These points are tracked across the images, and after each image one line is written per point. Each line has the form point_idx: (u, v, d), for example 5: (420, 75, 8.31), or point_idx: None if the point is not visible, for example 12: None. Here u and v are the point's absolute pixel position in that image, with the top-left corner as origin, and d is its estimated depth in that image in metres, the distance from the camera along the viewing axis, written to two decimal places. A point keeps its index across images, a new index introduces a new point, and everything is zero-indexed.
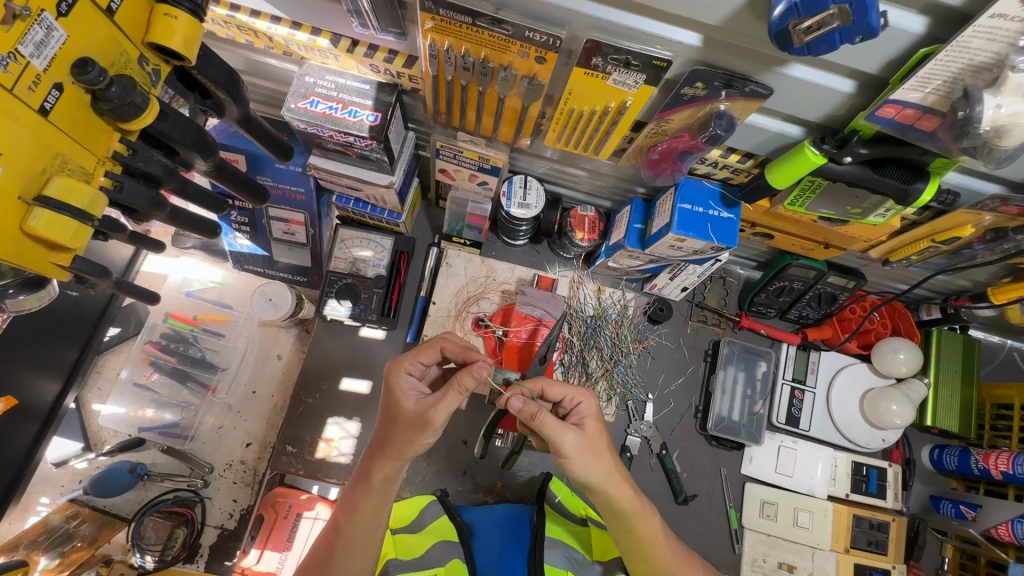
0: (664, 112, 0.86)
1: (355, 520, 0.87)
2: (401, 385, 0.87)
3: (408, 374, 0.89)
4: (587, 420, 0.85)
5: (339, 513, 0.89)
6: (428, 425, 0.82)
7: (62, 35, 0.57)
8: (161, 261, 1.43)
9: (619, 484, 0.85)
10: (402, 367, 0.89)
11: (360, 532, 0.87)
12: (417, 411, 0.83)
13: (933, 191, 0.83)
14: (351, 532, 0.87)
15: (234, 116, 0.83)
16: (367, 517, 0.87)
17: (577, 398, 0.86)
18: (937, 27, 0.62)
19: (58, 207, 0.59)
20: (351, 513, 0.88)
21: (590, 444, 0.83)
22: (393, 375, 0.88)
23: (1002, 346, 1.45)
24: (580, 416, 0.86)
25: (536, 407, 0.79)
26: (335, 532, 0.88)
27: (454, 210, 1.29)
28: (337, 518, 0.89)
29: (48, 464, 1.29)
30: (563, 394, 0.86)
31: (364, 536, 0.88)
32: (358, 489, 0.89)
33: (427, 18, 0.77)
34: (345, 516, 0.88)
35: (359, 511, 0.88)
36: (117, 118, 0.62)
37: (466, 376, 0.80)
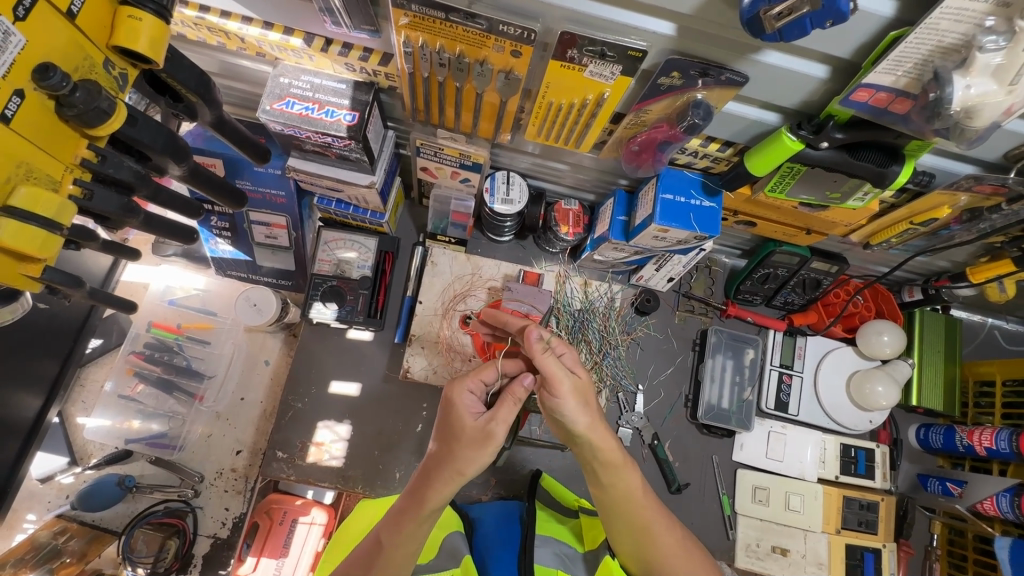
0: (641, 102, 0.86)
1: (397, 540, 0.79)
2: (499, 433, 0.79)
3: (469, 392, 0.85)
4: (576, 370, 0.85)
5: (382, 531, 0.81)
6: (490, 439, 0.78)
7: (21, 40, 0.55)
8: (142, 270, 1.41)
9: (601, 437, 0.83)
10: (462, 386, 0.85)
11: (402, 554, 0.79)
12: (479, 424, 0.79)
13: (908, 174, 0.84)
14: (393, 552, 0.79)
15: (207, 120, 0.81)
16: (413, 540, 0.79)
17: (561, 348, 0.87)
18: (905, 10, 0.62)
19: (25, 217, 0.58)
20: (395, 536, 0.79)
21: (581, 390, 0.82)
22: (453, 392, 0.84)
23: (983, 324, 1.47)
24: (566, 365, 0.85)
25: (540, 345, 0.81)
26: (375, 546, 0.80)
27: (438, 208, 1.28)
28: (379, 535, 0.81)
29: (34, 480, 1.27)
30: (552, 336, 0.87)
31: (405, 559, 0.80)
32: (409, 511, 0.80)
33: (401, 14, 0.76)
34: (387, 533, 0.80)
35: (406, 537, 0.79)
36: (83, 124, 0.61)
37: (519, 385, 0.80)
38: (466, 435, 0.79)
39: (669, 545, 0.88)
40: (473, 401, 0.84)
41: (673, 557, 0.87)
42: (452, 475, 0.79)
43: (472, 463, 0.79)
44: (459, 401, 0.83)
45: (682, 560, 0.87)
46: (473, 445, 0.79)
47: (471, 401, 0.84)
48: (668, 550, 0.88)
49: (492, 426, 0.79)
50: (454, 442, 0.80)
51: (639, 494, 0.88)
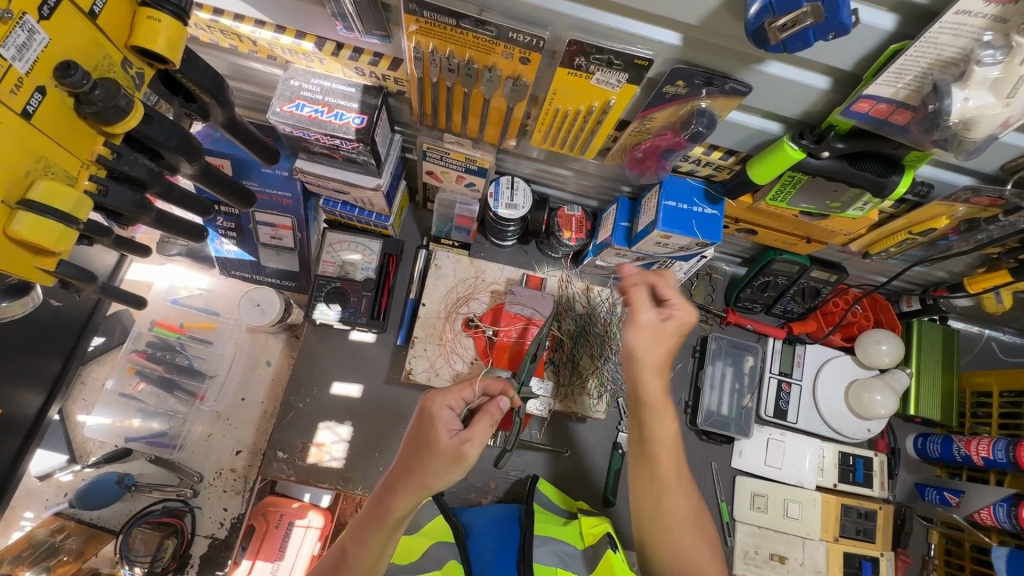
0: (646, 110, 0.88)
1: (360, 548, 0.82)
2: (472, 455, 0.79)
3: (448, 407, 0.83)
4: (673, 316, 0.93)
5: (347, 541, 0.83)
6: (462, 460, 0.78)
7: (44, 38, 0.57)
8: (146, 269, 1.41)
9: (653, 376, 0.92)
10: (441, 402, 0.82)
11: (365, 563, 0.81)
12: (454, 445, 0.78)
13: (908, 184, 0.85)
14: (356, 561, 0.81)
15: (219, 120, 0.83)
16: (376, 550, 0.82)
17: (676, 306, 0.94)
18: (906, 23, 0.64)
19: (43, 211, 0.59)
20: (361, 544, 0.81)
21: (660, 333, 0.92)
22: (432, 405, 0.82)
23: (980, 336, 1.49)
24: (670, 313, 0.93)
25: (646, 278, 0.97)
26: (340, 556, 0.83)
27: (443, 211, 1.30)
28: (344, 545, 0.83)
29: (33, 478, 1.26)
30: (671, 294, 0.95)
31: (371, 564, 0.82)
32: (372, 521, 0.81)
33: (411, 20, 0.78)
34: (352, 545, 0.82)
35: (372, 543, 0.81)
36: (101, 122, 0.62)
37: (496, 404, 0.84)
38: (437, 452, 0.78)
39: (677, 506, 0.90)
40: (450, 415, 0.81)
41: (682, 522, 0.89)
42: (417, 487, 0.79)
43: (438, 479, 0.78)
44: (437, 415, 0.80)
45: (689, 528, 0.90)
46: (443, 462, 0.78)
47: (449, 416, 0.81)
48: (678, 513, 0.90)
49: (466, 448, 0.78)
50: (425, 455, 0.79)
51: (671, 441, 0.92)
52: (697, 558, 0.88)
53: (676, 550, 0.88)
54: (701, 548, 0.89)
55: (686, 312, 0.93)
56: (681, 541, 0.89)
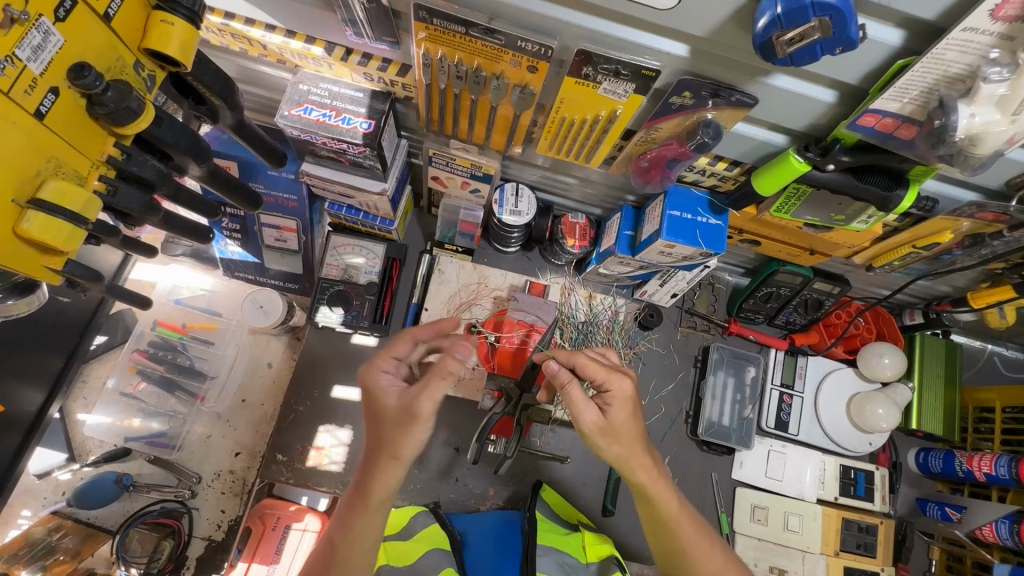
0: (652, 120, 0.88)
1: (349, 536, 0.78)
2: (426, 411, 0.73)
3: (385, 372, 0.79)
4: (611, 406, 0.80)
5: (333, 532, 0.79)
6: (414, 417, 0.72)
7: (60, 40, 0.57)
8: (150, 269, 1.42)
9: (637, 466, 0.82)
10: (376, 367, 0.79)
11: (359, 549, 0.78)
12: (400, 405, 0.74)
13: (912, 198, 0.85)
14: (346, 547, 0.77)
15: (228, 123, 0.83)
16: (366, 534, 0.78)
17: (608, 383, 0.81)
18: (912, 40, 0.65)
19: (53, 210, 0.59)
20: (347, 532, 0.77)
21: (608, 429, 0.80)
22: (369, 377, 0.79)
23: (983, 351, 1.48)
24: (607, 400, 0.81)
25: (567, 376, 0.81)
26: (328, 548, 0.79)
27: (446, 217, 1.29)
28: (331, 535, 0.79)
29: (30, 476, 1.26)
30: (594, 374, 0.81)
31: (364, 551, 0.78)
32: (354, 506, 0.77)
33: (421, 27, 0.79)
34: (337, 532, 0.78)
35: (359, 529, 0.77)
36: (112, 123, 0.63)
37: (449, 357, 0.71)
38: (390, 419, 0.75)
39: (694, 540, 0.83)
40: (389, 380, 0.79)
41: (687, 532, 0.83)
42: (388, 462, 0.75)
43: (403, 446, 0.74)
44: (378, 387, 0.78)
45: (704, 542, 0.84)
46: (398, 427, 0.74)
47: (388, 380, 0.79)
48: (686, 537, 0.83)
49: (416, 405, 0.72)
50: (381, 427, 0.76)
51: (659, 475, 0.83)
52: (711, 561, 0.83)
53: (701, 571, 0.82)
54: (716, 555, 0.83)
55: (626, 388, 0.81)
56: (700, 566, 0.82)
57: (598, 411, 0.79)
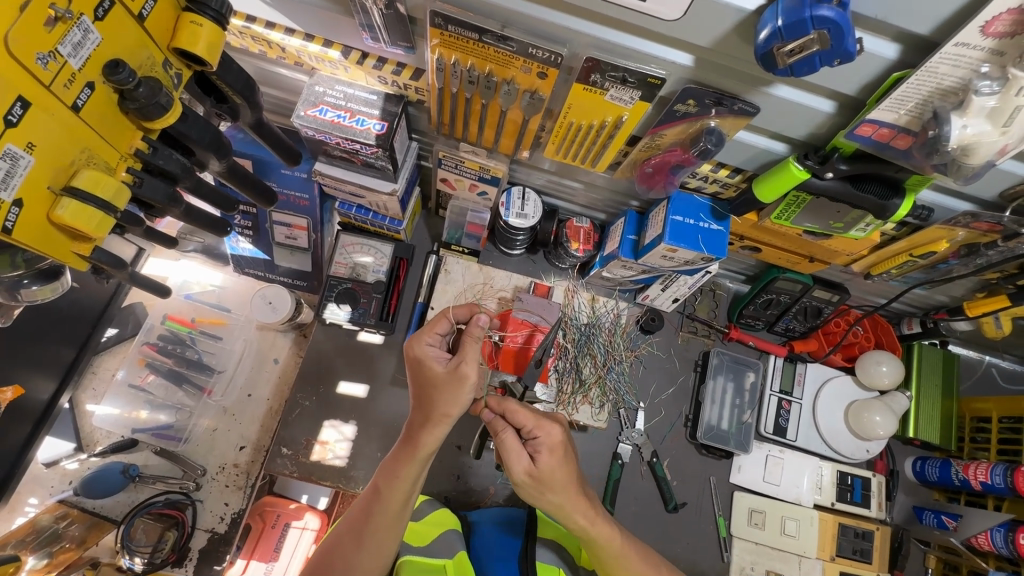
0: (657, 127, 0.91)
1: (392, 486, 0.87)
2: (472, 375, 0.84)
3: (430, 345, 0.90)
4: (541, 453, 0.83)
5: (379, 478, 0.89)
6: (463, 380, 0.83)
7: (98, 38, 0.60)
8: (163, 264, 1.43)
9: (572, 514, 0.86)
10: (422, 341, 0.90)
11: (397, 499, 0.86)
12: (450, 369, 0.84)
13: (908, 207, 0.88)
14: (388, 496, 0.86)
15: (247, 121, 0.86)
16: (407, 485, 0.86)
17: (535, 431, 0.84)
18: (908, 53, 0.67)
19: (85, 198, 0.62)
20: (392, 481, 0.87)
21: (539, 478, 0.83)
22: (414, 347, 0.89)
23: (981, 361, 1.50)
24: (535, 447, 0.83)
25: (502, 423, 0.86)
26: (372, 496, 0.88)
27: (454, 219, 1.32)
28: (376, 482, 0.89)
29: (39, 464, 1.28)
30: (524, 421, 0.85)
31: (401, 503, 0.87)
32: (402, 458, 0.87)
33: (435, 33, 0.82)
34: (383, 479, 0.88)
35: (404, 480, 0.86)
36: (142, 117, 0.66)
37: (475, 325, 0.87)
38: (441, 380, 0.84)
39: None
40: (436, 351, 0.89)
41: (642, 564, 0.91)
42: (438, 421, 0.85)
43: (454, 406, 0.84)
44: (425, 354, 0.88)
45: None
46: (448, 388, 0.84)
47: (435, 351, 0.89)
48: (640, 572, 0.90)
49: (465, 368, 0.83)
50: (432, 390, 0.86)
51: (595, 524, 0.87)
52: None
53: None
54: None
55: (549, 433, 0.84)
56: None
57: (529, 459, 0.83)
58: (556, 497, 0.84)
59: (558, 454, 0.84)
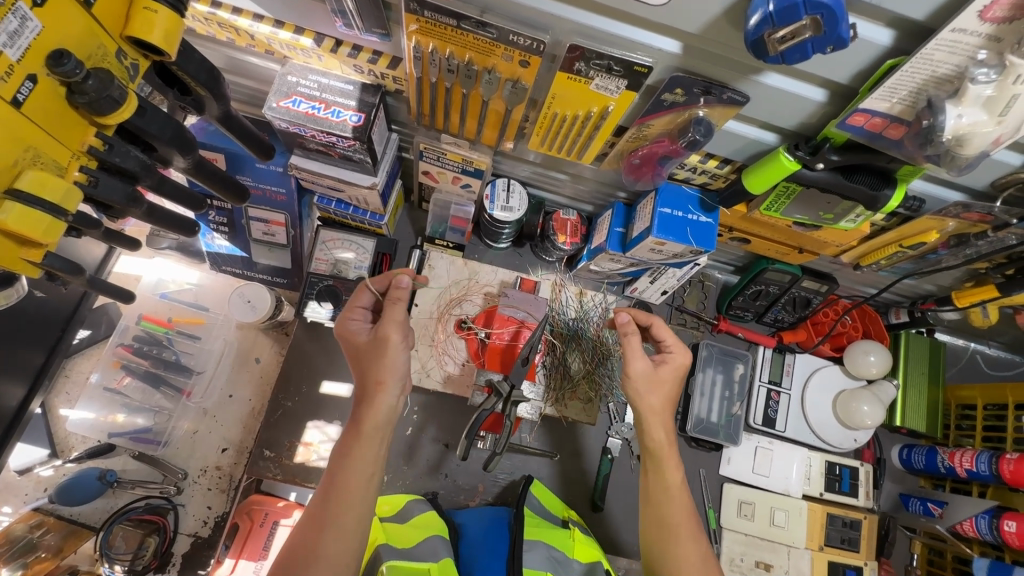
0: (644, 117, 0.88)
1: (347, 469, 0.82)
2: (392, 334, 0.87)
3: (355, 320, 0.94)
4: (665, 363, 0.98)
5: (332, 466, 0.83)
6: (384, 340, 0.86)
7: (37, 25, 0.56)
8: (136, 262, 1.39)
9: (655, 423, 0.94)
10: (348, 317, 0.94)
11: (358, 477, 0.82)
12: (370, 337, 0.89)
13: (899, 198, 0.86)
14: (347, 478, 0.81)
15: (213, 114, 0.81)
16: (366, 461, 0.83)
17: (672, 348, 1.00)
18: (902, 40, 0.65)
19: (31, 202, 0.58)
20: (346, 463, 0.82)
21: (654, 378, 0.95)
22: (341, 326, 0.94)
23: (966, 349, 1.51)
24: (664, 358, 0.98)
25: (631, 329, 0.96)
26: (328, 485, 0.81)
27: (437, 212, 1.28)
28: (330, 470, 0.83)
29: (11, 472, 1.24)
30: (665, 337, 1.01)
31: (363, 481, 0.82)
32: (352, 438, 0.84)
33: (412, 20, 0.77)
34: (339, 467, 0.82)
35: (358, 459, 0.82)
36: (93, 112, 0.61)
37: (396, 286, 0.90)
38: (367, 348, 0.88)
39: (679, 520, 0.89)
40: (359, 325, 0.93)
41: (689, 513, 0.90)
42: (374, 390, 0.85)
43: (385, 370, 0.86)
44: (348, 329, 0.92)
45: (690, 531, 0.88)
46: (375, 355, 0.87)
47: (358, 326, 0.93)
48: (677, 515, 0.89)
49: (385, 330, 0.87)
50: (359, 362, 0.89)
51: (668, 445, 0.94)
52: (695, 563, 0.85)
53: (676, 558, 0.86)
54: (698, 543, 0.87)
55: (681, 354, 0.99)
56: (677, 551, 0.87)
57: (650, 365, 0.95)
58: (654, 401, 0.94)
59: (677, 374, 0.98)
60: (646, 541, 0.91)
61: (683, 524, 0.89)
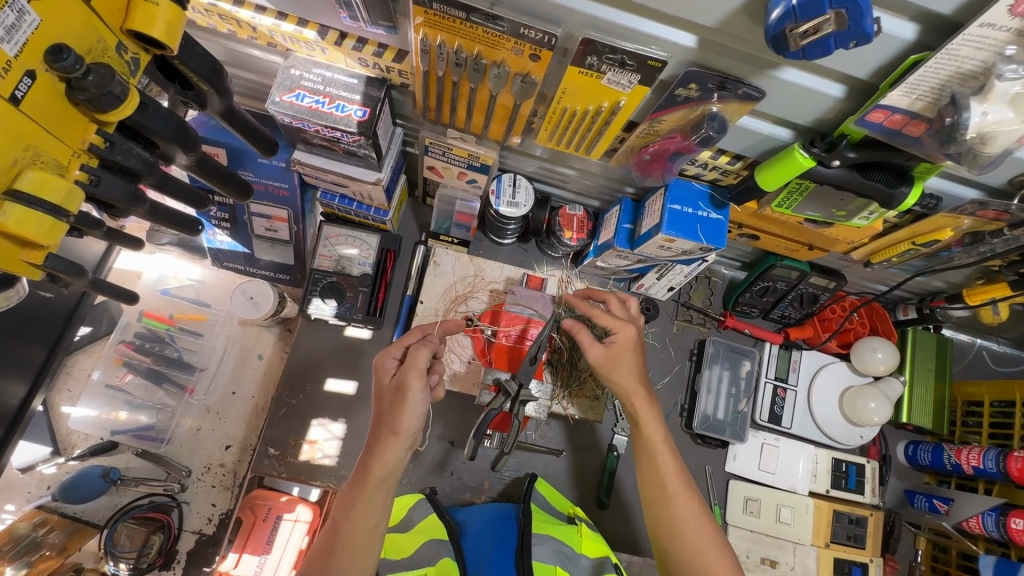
0: (656, 113, 0.86)
1: (352, 518, 0.83)
2: (414, 383, 0.83)
3: (391, 358, 0.90)
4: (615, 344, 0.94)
5: (336, 512, 0.85)
6: (405, 388, 0.83)
7: (35, 19, 0.54)
8: (135, 258, 1.37)
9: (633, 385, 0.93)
10: (385, 354, 0.90)
11: (360, 529, 0.83)
12: (395, 380, 0.85)
13: (916, 196, 0.85)
14: (348, 529, 0.83)
15: (216, 109, 0.79)
16: (367, 512, 0.84)
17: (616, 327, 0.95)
18: (927, 35, 0.63)
19: (31, 202, 0.57)
20: (349, 513, 0.83)
21: (615, 360, 0.94)
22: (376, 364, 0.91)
23: (973, 345, 1.50)
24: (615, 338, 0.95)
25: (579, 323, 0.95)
26: (332, 533, 0.83)
27: (442, 208, 1.27)
28: (334, 518, 0.84)
29: (14, 470, 1.23)
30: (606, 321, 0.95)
31: (368, 530, 0.84)
32: (357, 486, 0.84)
33: (419, 12, 0.75)
34: (343, 515, 0.84)
35: (361, 511, 0.83)
36: (94, 109, 0.59)
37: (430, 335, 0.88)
38: (388, 393, 0.85)
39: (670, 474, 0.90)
40: (394, 365, 0.89)
41: (672, 474, 0.90)
42: (388, 437, 0.84)
43: (402, 420, 0.83)
44: (378, 366, 0.89)
45: (685, 492, 0.89)
46: (394, 401, 0.84)
47: (391, 365, 0.89)
48: (666, 473, 0.90)
49: (405, 377, 0.84)
50: (381, 405, 0.86)
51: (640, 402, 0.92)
52: (695, 526, 0.87)
53: (674, 517, 0.88)
54: (697, 510, 0.89)
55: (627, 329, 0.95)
56: (677, 510, 0.88)
57: (602, 348, 0.94)
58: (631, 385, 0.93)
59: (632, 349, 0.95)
60: (655, 538, 0.91)
61: (674, 482, 0.90)
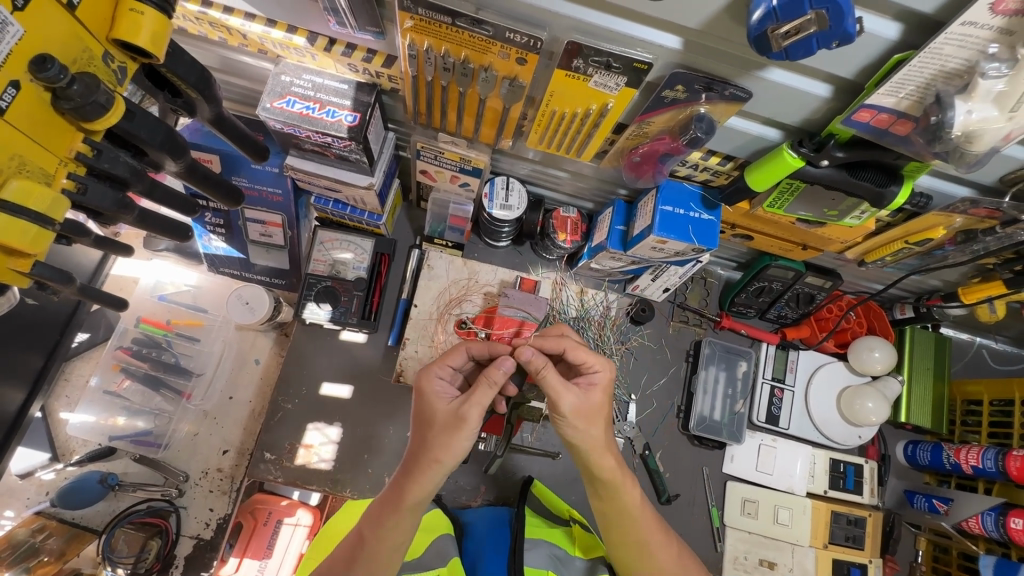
0: (645, 114, 0.87)
1: (380, 535, 0.82)
2: (472, 418, 0.80)
3: (439, 377, 0.87)
4: (594, 387, 0.87)
5: (364, 525, 0.84)
6: (462, 423, 0.80)
7: (19, 30, 0.54)
8: (133, 265, 1.38)
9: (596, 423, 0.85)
10: (433, 372, 0.87)
11: (386, 547, 0.82)
12: (452, 409, 0.82)
13: (906, 195, 0.85)
14: (375, 545, 0.82)
15: (206, 116, 0.80)
16: (396, 534, 0.82)
17: (594, 364, 0.89)
18: (910, 33, 0.63)
19: (17, 211, 0.57)
20: (379, 531, 0.82)
21: (586, 410, 0.84)
22: (423, 378, 0.87)
23: (972, 343, 1.49)
24: (591, 380, 0.88)
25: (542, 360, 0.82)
26: (358, 543, 0.83)
27: (436, 211, 1.27)
28: (361, 530, 0.84)
29: (13, 476, 1.24)
30: (585, 357, 0.89)
31: (391, 552, 0.83)
32: (389, 507, 0.83)
33: (406, 17, 0.76)
34: (370, 530, 0.83)
35: (390, 530, 0.82)
36: (79, 118, 0.60)
37: (495, 368, 0.81)
38: (442, 420, 0.82)
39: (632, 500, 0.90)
40: (444, 386, 0.86)
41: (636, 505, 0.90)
42: (429, 465, 0.81)
43: (448, 452, 0.81)
44: (430, 386, 0.85)
45: (661, 539, 0.91)
46: (446, 430, 0.81)
47: (442, 387, 0.86)
48: (629, 501, 0.89)
49: (465, 410, 0.80)
50: (428, 428, 0.83)
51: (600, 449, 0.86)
52: (656, 546, 0.90)
53: (638, 536, 0.90)
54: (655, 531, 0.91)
55: (605, 368, 0.89)
56: (637, 531, 0.90)
57: (576, 396, 0.83)
58: (598, 433, 0.85)
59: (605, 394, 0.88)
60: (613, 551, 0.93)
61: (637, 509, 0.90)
